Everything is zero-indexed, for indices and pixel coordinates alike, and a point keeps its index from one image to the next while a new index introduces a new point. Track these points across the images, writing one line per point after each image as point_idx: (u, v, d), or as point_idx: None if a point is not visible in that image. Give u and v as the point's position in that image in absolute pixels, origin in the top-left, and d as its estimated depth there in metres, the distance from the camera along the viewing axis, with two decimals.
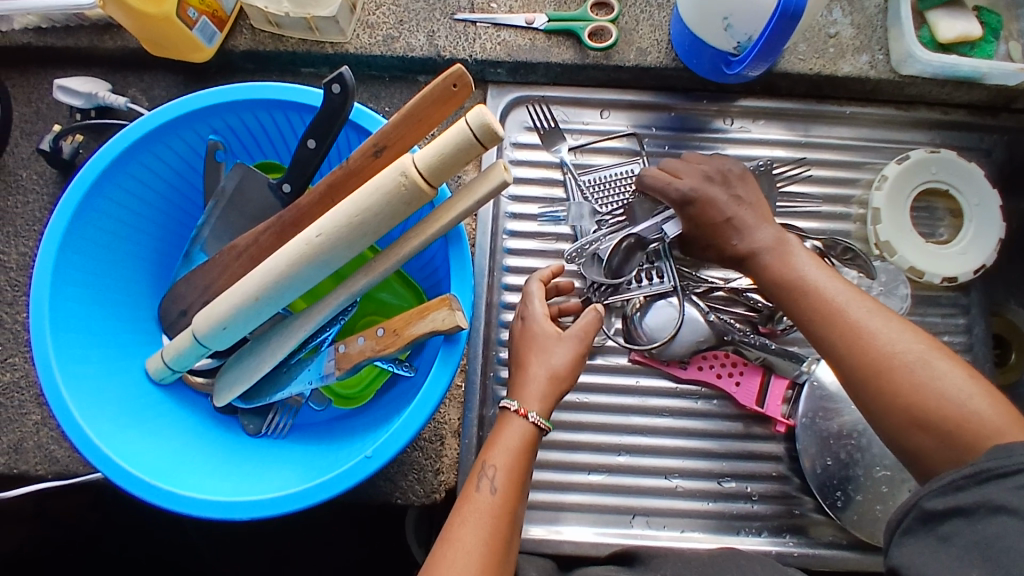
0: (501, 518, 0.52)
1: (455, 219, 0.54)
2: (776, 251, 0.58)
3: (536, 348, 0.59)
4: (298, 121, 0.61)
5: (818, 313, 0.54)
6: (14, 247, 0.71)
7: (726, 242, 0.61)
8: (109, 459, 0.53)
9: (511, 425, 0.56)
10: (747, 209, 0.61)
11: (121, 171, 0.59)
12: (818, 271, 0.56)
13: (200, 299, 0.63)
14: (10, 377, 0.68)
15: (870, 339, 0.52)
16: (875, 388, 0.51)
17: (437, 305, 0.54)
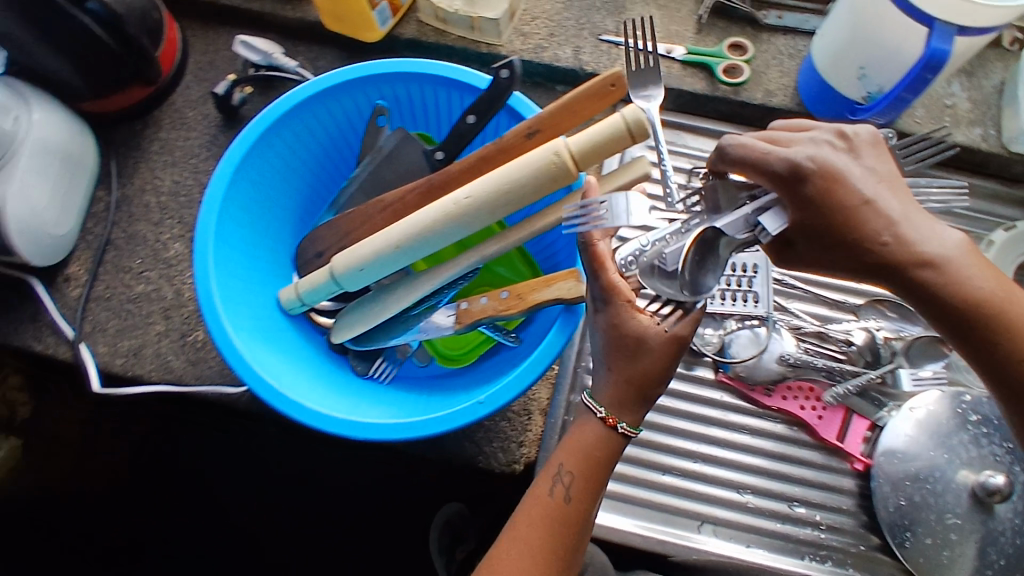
0: (574, 523, 0.54)
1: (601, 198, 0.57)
2: (944, 260, 0.50)
3: (621, 350, 0.53)
4: (458, 100, 0.67)
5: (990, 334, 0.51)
6: (169, 175, 0.76)
7: (873, 230, 0.49)
8: (244, 360, 0.57)
9: (592, 430, 0.55)
10: (883, 191, 0.50)
11: (296, 117, 0.65)
12: (984, 277, 0.50)
13: (339, 244, 0.68)
14: (143, 289, 0.72)
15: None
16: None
17: (565, 278, 0.59)
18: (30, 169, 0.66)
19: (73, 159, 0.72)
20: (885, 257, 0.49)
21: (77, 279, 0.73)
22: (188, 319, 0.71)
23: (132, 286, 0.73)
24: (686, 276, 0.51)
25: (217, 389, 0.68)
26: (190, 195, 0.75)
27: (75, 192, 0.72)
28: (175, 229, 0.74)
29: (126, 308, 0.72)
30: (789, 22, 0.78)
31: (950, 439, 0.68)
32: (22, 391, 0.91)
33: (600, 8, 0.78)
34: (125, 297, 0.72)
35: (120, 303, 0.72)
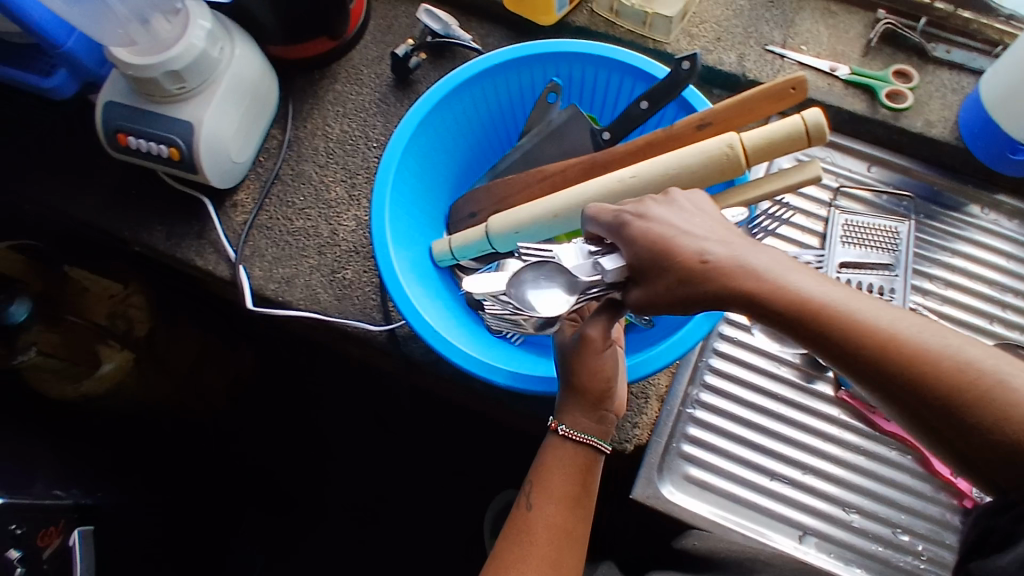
0: (541, 531, 0.54)
1: (795, 181, 0.56)
2: (776, 272, 0.42)
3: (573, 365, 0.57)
4: (631, 87, 0.70)
5: (876, 358, 0.39)
6: (339, 124, 0.81)
7: (687, 255, 0.45)
8: (405, 295, 0.62)
9: (551, 445, 0.57)
10: (693, 227, 0.46)
11: (476, 83, 0.69)
12: (842, 292, 0.41)
13: (494, 207, 0.72)
14: (302, 224, 0.77)
15: (946, 374, 0.38)
16: (968, 436, 0.38)
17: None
18: (225, 98, 0.71)
19: (260, 97, 0.77)
20: (706, 275, 0.43)
21: (243, 206, 0.78)
22: (340, 258, 0.76)
23: (293, 220, 0.78)
24: (521, 294, 0.58)
25: (359, 325, 0.73)
26: (356, 145, 0.80)
27: (255, 127, 0.78)
28: (338, 174, 0.79)
29: (285, 239, 0.77)
30: (956, 58, 0.79)
31: None
32: (144, 310, 0.92)
33: (769, 19, 0.80)
34: (285, 229, 0.77)
35: (280, 234, 0.77)
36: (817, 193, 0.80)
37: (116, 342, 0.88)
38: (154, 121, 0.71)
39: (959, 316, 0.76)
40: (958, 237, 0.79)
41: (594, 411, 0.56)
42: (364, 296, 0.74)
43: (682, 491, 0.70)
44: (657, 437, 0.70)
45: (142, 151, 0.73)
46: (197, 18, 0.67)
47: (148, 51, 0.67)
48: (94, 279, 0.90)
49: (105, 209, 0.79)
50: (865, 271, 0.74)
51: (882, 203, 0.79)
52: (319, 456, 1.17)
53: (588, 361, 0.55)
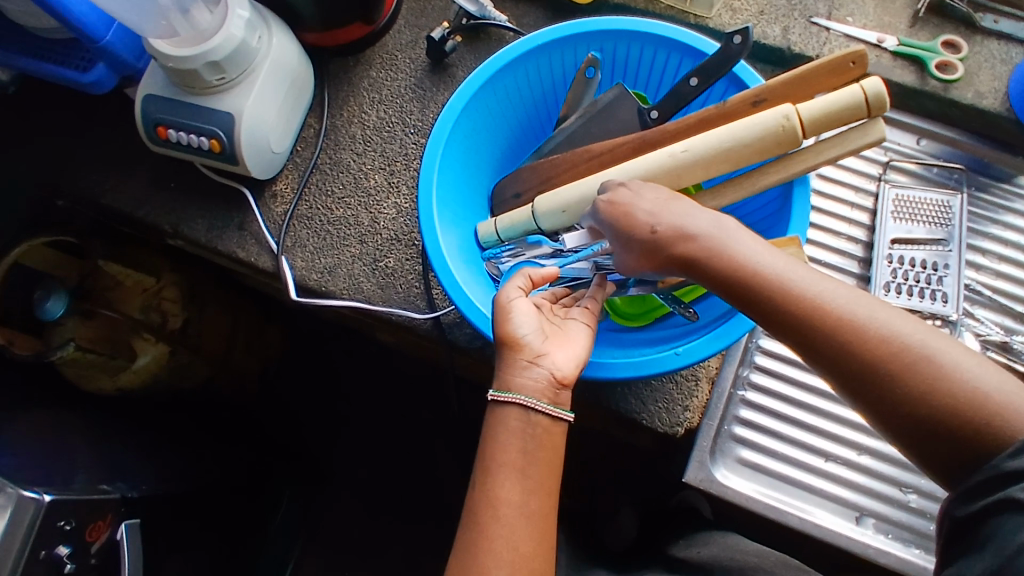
0: (488, 509, 0.52)
1: (857, 147, 0.57)
2: (719, 239, 0.48)
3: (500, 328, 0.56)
4: (678, 64, 0.69)
5: (799, 316, 0.45)
6: (376, 111, 0.80)
7: (640, 226, 0.50)
8: (452, 278, 0.61)
9: (493, 414, 0.54)
10: (643, 203, 0.51)
11: (519, 64, 0.68)
12: (773, 258, 0.47)
13: (538, 187, 0.71)
14: (342, 213, 0.77)
15: (862, 333, 0.44)
16: (880, 388, 0.44)
17: (785, 246, 0.56)
18: (263, 88, 0.71)
19: (298, 85, 0.76)
20: (660, 244, 0.49)
21: (282, 197, 0.78)
22: (381, 246, 0.75)
23: (333, 209, 0.77)
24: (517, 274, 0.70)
25: (404, 313, 0.72)
26: (393, 132, 0.80)
27: (293, 116, 0.77)
28: (376, 162, 0.79)
29: (326, 229, 0.76)
30: (1005, 27, 0.77)
31: None
32: (178, 303, 0.91)
33: None
34: (326, 219, 0.77)
35: (321, 224, 0.77)
36: (863, 167, 0.78)
37: (151, 335, 0.88)
38: (194, 113, 0.70)
39: (1012, 291, 0.74)
40: (1006, 210, 0.77)
41: (508, 363, 0.54)
42: (407, 284, 0.74)
43: (736, 475, 0.70)
44: (708, 420, 0.70)
45: (181, 144, 0.72)
46: (235, 7, 0.66)
47: (188, 42, 0.66)
48: (126, 273, 0.88)
49: (144, 200, 0.79)
50: (915, 246, 0.74)
51: (930, 175, 0.78)
52: (352, 443, 1.18)
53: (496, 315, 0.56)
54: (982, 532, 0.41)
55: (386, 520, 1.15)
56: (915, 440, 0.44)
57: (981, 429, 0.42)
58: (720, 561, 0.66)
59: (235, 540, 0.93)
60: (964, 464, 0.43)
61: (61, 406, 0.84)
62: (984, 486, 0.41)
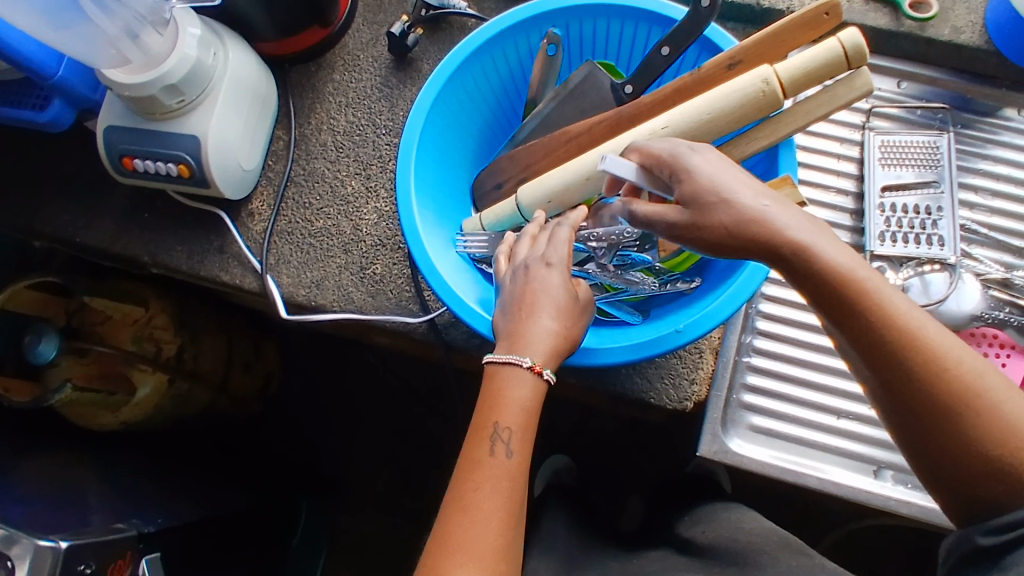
0: (518, 473, 0.49)
1: (841, 102, 0.56)
2: (818, 238, 0.44)
3: (574, 321, 0.54)
4: (645, 34, 0.67)
5: (890, 333, 0.43)
6: (344, 115, 0.78)
7: (744, 198, 0.44)
8: (440, 278, 0.59)
9: (526, 381, 0.51)
10: (743, 184, 0.45)
11: (486, 51, 0.66)
12: (870, 273, 0.44)
13: (519, 176, 0.70)
14: (323, 224, 0.75)
15: (952, 368, 0.42)
16: (942, 424, 0.43)
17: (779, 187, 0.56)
18: (226, 105, 0.69)
19: (261, 98, 0.74)
20: (760, 223, 0.44)
21: (259, 214, 0.76)
22: (366, 254, 0.74)
23: (313, 221, 0.75)
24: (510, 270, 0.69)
25: (398, 319, 0.71)
26: (365, 135, 0.78)
27: (260, 131, 0.75)
28: (351, 167, 0.77)
29: (308, 242, 0.75)
30: None
31: None
32: (170, 330, 0.89)
33: None
34: (306, 231, 0.75)
35: (303, 237, 0.75)
36: (846, 116, 0.76)
37: (147, 365, 0.85)
38: (157, 139, 0.68)
39: (1007, 226, 0.73)
40: (995, 143, 0.76)
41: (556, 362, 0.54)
42: (397, 288, 0.72)
43: (749, 442, 0.70)
44: (716, 391, 0.69)
45: (149, 173, 0.70)
46: (186, 26, 0.64)
47: (141, 66, 0.64)
48: (115, 306, 0.87)
49: (121, 234, 0.77)
50: (906, 192, 0.72)
51: (914, 117, 0.76)
52: (364, 449, 1.17)
53: (584, 324, 0.55)
54: (1001, 561, 0.42)
55: (407, 521, 1.15)
56: (951, 477, 0.44)
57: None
58: (727, 543, 0.66)
59: (261, 560, 0.93)
60: (990, 506, 0.44)
61: (68, 445, 0.83)
62: (1013, 524, 0.42)
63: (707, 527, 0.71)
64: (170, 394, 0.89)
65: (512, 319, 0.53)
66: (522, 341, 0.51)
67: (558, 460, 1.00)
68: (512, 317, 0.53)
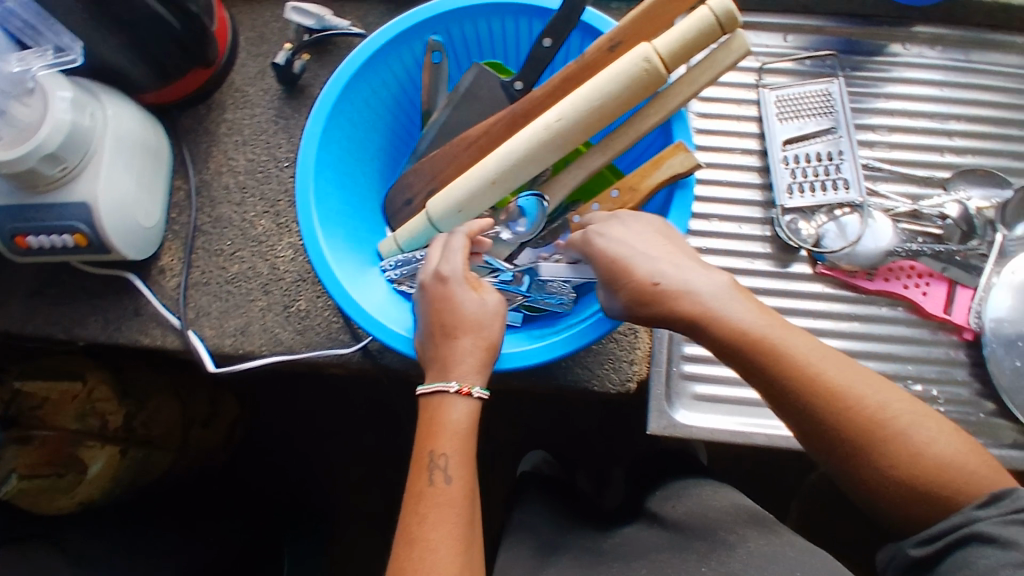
0: (461, 498, 0.49)
1: (722, 68, 0.58)
2: (713, 300, 0.50)
3: (486, 331, 0.55)
4: (527, 28, 0.66)
5: (792, 378, 0.48)
6: (242, 154, 0.76)
7: (642, 275, 0.52)
8: (357, 306, 0.58)
9: (453, 405, 0.52)
10: (646, 257, 0.53)
11: (372, 68, 0.65)
12: (769, 324, 0.50)
13: (427, 188, 0.68)
14: (238, 269, 0.73)
15: (856, 404, 0.47)
16: (856, 455, 0.47)
17: (673, 154, 0.59)
18: (113, 165, 0.66)
19: (151, 151, 0.72)
20: (660, 296, 0.51)
21: (171, 269, 0.74)
22: (288, 291, 0.72)
23: (227, 267, 0.73)
24: None
25: (330, 352, 0.69)
26: (267, 171, 0.76)
27: (157, 185, 0.73)
28: (258, 206, 0.75)
29: (226, 290, 0.73)
30: None
31: None
32: (112, 400, 0.85)
33: None
34: (223, 279, 0.73)
35: (220, 286, 0.73)
36: (741, 77, 0.77)
37: (94, 441, 0.82)
38: (46, 213, 0.65)
39: (910, 158, 0.75)
40: (886, 80, 0.78)
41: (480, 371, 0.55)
42: (325, 321, 0.71)
43: (696, 411, 0.70)
44: (657, 367, 0.70)
45: (46, 248, 0.68)
46: (55, 90, 0.61)
47: (13, 141, 0.60)
48: (50, 386, 0.82)
49: (31, 313, 0.74)
50: (809, 141, 0.73)
51: (807, 68, 0.78)
52: (336, 483, 1.16)
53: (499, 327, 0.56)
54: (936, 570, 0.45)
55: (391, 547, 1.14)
56: (877, 501, 0.48)
57: (942, 491, 0.46)
58: (693, 518, 0.67)
59: None
60: (918, 522, 0.47)
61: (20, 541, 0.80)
62: (940, 533, 0.45)
63: (677, 502, 0.71)
64: (126, 465, 0.86)
65: (431, 347, 0.55)
66: (441, 369, 0.53)
67: (539, 455, 0.99)
68: (432, 342, 0.55)
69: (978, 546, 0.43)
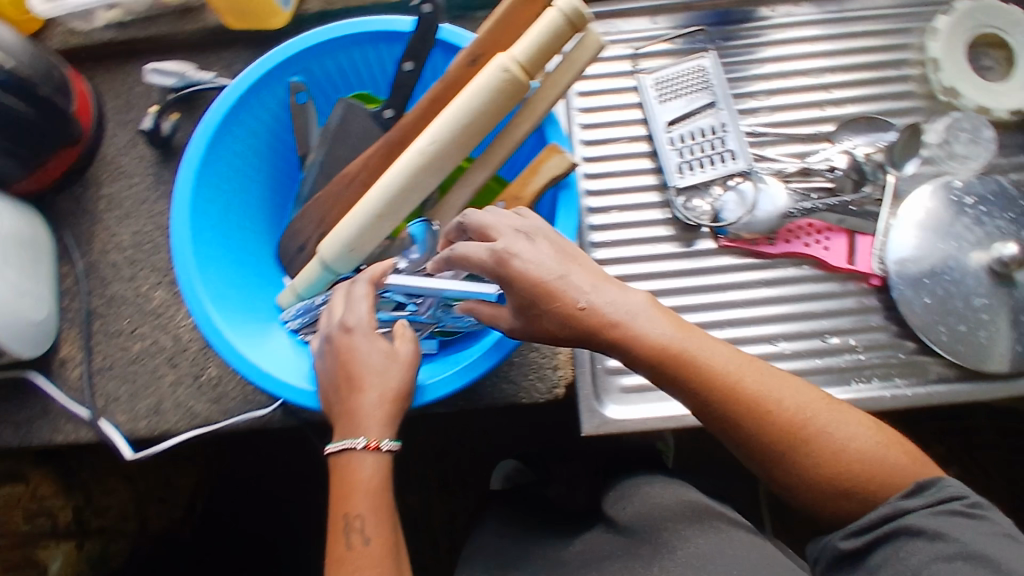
0: (381, 554, 0.51)
1: (581, 66, 0.58)
2: (636, 320, 0.50)
3: (397, 382, 0.56)
4: (387, 53, 0.65)
5: (716, 389, 0.50)
6: (126, 227, 0.74)
7: (568, 299, 0.50)
8: (256, 369, 0.56)
9: (362, 462, 0.54)
10: (571, 279, 0.51)
11: (237, 120, 0.63)
12: (689, 339, 0.51)
13: (317, 231, 0.67)
14: (141, 347, 0.71)
15: (778, 408, 0.49)
16: (782, 457, 0.49)
17: (549, 157, 0.59)
18: None
19: (27, 241, 0.68)
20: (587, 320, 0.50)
21: (73, 360, 0.71)
22: (196, 360, 0.70)
23: (130, 347, 0.71)
24: None
25: (248, 415, 0.68)
26: (155, 241, 0.73)
27: (41, 275, 0.70)
28: (151, 277, 0.72)
29: (132, 371, 0.70)
30: None
31: (954, 227, 0.71)
32: (59, 492, 0.80)
33: None
34: (127, 360, 0.70)
35: (125, 368, 0.70)
36: (616, 67, 0.77)
37: (51, 540, 0.80)
38: None
39: (794, 118, 0.76)
40: (759, 44, 0.78)
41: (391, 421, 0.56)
42: (238, 384, 0.69)
43: (625, 404, 0.71)
44: (581, 367, 0.70)
45: None
46: None
47: None
48: None
49: None
50: (691, 120, 0.74)
51: (683, 46, 0.78)
52: None
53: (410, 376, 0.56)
54: (867, 560, 0.48)
55: None
56: (806, 499, 0.50)
57: (864, 483, 0.49)
58: (643, 521, 0.66)
59: None
60: (845, 514, 0.49)
61: None
62: (869, 526, 0.48)
63: (627, 503, 0.70)
64: (85, 558, 0.83)
65: (338, 400, 0.55)
66: (348, 426, 0.55)
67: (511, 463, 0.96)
68: (337, 395, 0.55)
69: (907, 538, 0.46)
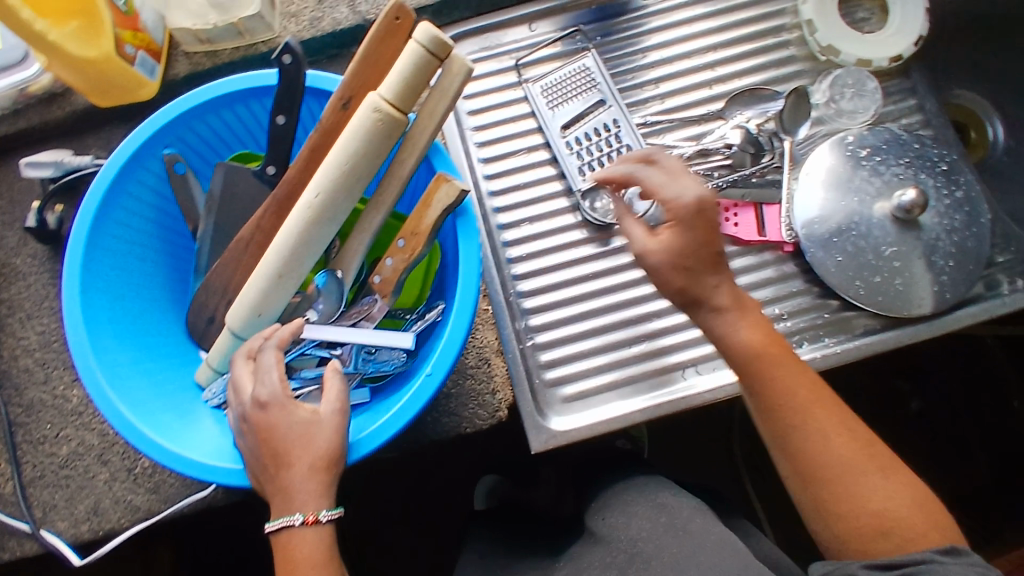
0: None
1: (454, 92, 0.57)
2: (737, 327, 0.55)
3: (329, 445, 0.53)
4: (259, 108, 0.65)
5: (794, 398, 0.54)
6: (31, 329, 0.71)
7: (704, 274, 0.56)
8: (177, 456, 0.54)
9: (303, 537, 0.53)
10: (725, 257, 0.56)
11: (118, 203, 0.61)
12: (787, 358, 0.55)
13: (224, 300, 0.65)
14: (69, 450, 0.68)
15: (842, 437, 0.53)
16: (827, 481, 0.52)
17: (437, 188, 0.58)
18: None
19: None
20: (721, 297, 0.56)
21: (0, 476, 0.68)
22: (126, 454, 0.67)
23: (57, 452, 0.68)
24: None
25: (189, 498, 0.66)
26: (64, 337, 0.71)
27: None
28: (66, 376, 0.70)
29: (64, 476, 0.68)
30: None
31: (854, 182, 0.72)
32: None
33: None
34: (56, 465, 0.68)
35: (56, 474, 0.68)
36: (501, 79, 0.77)
37: None
38: None
39: (684, 101, 0.77)
40: (639, 34, 0.79)
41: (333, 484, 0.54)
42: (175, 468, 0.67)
43: (569, 413, 0.70)
44: (518, 386, 0.69)
45: None
46: None
47: None
48: None
49: None
50: (583, 121, 0.74)
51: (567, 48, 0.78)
52: None
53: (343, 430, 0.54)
54: None
55: None
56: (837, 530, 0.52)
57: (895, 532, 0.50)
58: (615, 532, 0.65)
59: None
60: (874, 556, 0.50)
61: None
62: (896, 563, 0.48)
63: (606, 512, 0.69)
64: None
65: (266, 478, 0.53)
66: (284, 503, 0.53)
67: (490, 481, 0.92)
68: (264, 472, 0.53)
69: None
